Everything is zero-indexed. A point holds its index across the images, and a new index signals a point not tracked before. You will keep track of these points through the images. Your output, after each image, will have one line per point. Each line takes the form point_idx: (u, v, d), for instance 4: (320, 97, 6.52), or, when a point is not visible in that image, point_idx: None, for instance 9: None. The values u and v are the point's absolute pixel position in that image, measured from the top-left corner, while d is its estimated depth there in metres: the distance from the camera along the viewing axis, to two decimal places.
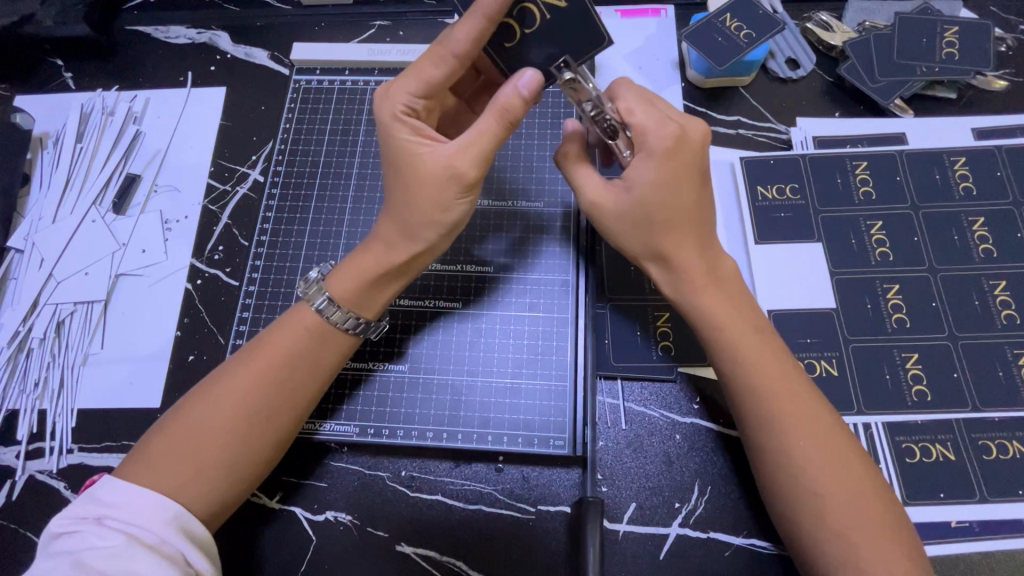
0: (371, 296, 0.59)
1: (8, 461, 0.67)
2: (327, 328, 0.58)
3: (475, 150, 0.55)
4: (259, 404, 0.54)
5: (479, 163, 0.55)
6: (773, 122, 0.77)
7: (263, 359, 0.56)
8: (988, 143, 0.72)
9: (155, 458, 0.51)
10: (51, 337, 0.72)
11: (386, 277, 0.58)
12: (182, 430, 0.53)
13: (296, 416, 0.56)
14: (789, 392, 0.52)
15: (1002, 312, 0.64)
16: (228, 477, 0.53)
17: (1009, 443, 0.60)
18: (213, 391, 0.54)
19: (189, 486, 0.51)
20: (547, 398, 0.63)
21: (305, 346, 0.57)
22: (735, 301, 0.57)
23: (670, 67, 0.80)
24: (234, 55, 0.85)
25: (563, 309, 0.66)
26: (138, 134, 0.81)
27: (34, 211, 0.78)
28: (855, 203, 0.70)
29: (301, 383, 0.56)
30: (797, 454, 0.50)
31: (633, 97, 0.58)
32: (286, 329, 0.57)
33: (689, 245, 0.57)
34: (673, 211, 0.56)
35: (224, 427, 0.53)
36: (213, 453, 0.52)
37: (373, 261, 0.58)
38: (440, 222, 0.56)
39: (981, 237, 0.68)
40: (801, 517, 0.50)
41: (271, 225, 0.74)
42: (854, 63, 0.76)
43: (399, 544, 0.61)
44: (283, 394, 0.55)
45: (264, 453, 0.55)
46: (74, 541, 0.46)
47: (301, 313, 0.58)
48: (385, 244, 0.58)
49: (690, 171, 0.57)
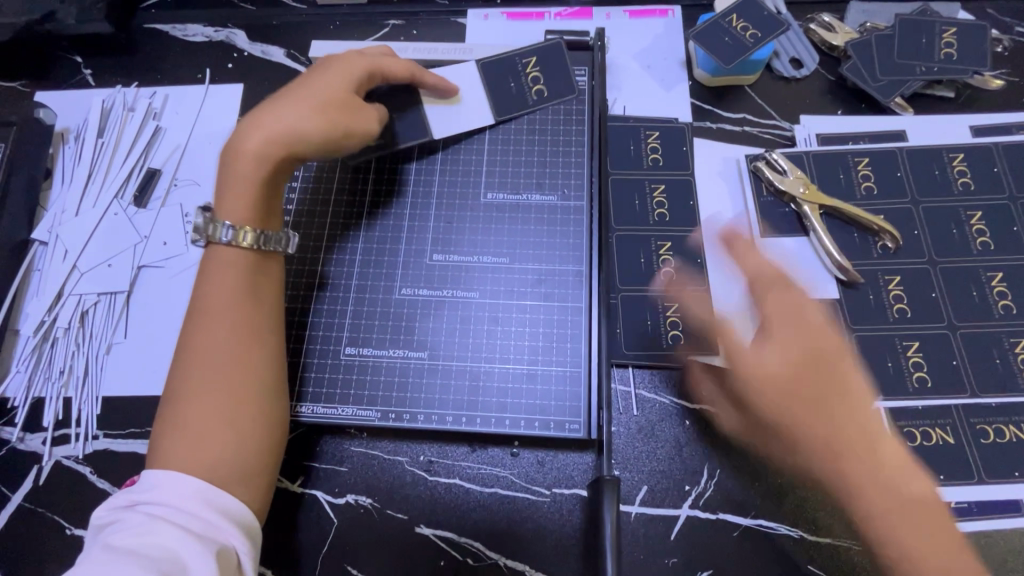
0: (249, 198, 0.62)
1: (35, 447, 0.69)
2: (242, 254, 0.61)
3: (335, 81, 0.65)
4: (223, 352, 0.57)
5: (336, 90, 0.64)
6: (777, 120, 0.79)
7: (213, 309, 0.59)
8: (985, 141, 0.74)
9: (171, 445, 0.53)
10: (75, 327, 0.74)
11: (255, 179, 0.62)
12: (175, 413, 0.55)
13: (271, 363, 0.60)
14: (893, 458, 0.57)
15: (999, 303, 0.67)
16: (239, 441, 0.55)
17: (1005, 428, 0.62)
18: (183, 360, 0.57)
19: (211, 458, 0.53)
20: (563, 384, 0.65)
21: (252, 288, 0.61)
22: (801, 360, 0.61)
23: (676, 66, 0.83)
24: (251, 53, 0.87)
25: (576, 298, 0.68)
26: (158, 129, 0.83)
27: (57, 204, 0.80)
28: (857, 198, 0.73)
29: (262, 327, 0.60)
30: (854, 480, 0.56)
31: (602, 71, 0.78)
32: (222, 274, 0.60)
33: (778, 342, 0.62)
34: (799, 322, 0.62)
35: (214, 389, 0.56)
36: (205, 414, 0.55)
37: (242, 160, 0.62)
38: (285, 130, 0.62)
39: (979, 230, 0.70)
40: (892, 540, 0.54)
41: (291, 218, 0.73)
42: (856, 63, 0.78)
43: (419, 526, 0.63)
44: (243, 333, 0.59)
45: (260, 405, 0.57)
46: (108, 527, 0.49)
47: (219, 252, 0.61)
48: (265, 148, 0.62)
49: (788, 290, 0.64)
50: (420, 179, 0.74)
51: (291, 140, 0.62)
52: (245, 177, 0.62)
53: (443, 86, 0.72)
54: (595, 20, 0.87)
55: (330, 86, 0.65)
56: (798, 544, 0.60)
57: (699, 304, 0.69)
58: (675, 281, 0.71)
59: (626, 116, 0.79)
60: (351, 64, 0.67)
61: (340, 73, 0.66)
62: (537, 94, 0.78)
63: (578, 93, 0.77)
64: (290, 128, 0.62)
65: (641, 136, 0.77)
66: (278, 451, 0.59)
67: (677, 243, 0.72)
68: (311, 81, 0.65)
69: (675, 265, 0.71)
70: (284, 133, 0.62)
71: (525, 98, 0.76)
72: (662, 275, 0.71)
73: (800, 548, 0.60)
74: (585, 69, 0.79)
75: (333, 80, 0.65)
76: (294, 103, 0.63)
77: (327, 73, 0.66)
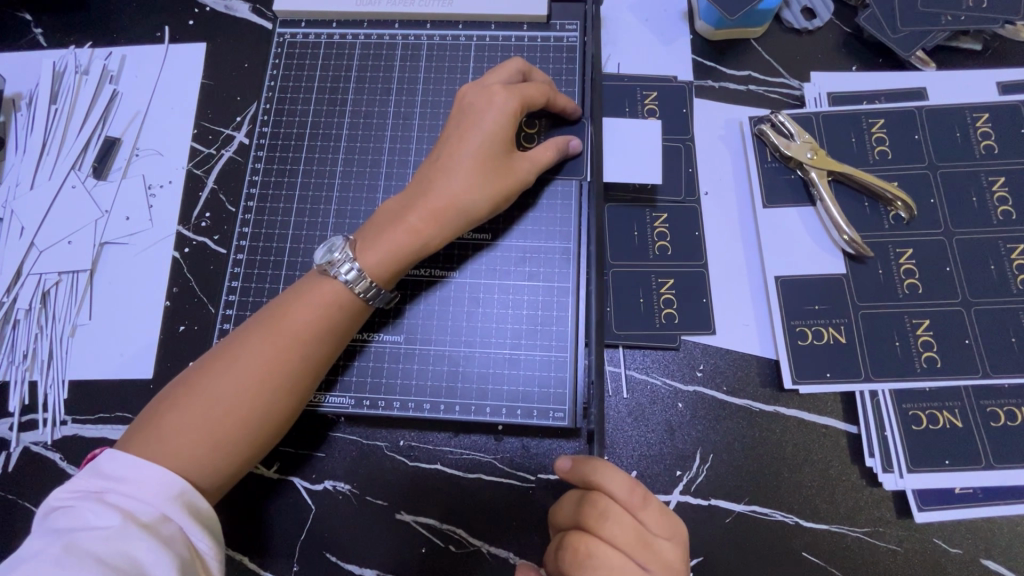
0: (394, 269, 0.57)
1: (2, 432, 0.66)
2: (349, 300, 0.56)
3: (506, 127, 0.59)
4: (278, 384, 0.53)
5: (505, 139, 0.60)
6: (784, 78, 0.72)
7: (286, 334, 0.54)
8: (1013, 98, 0.68)
9: (175, 429, 0.51)
10: (37, 308, 0.70)
11: (421, 254, 0.59)
12: (196, 403, 0.52)
13: (284, 418, 0.55)
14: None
15: (1018, 277, 0.62)
16: (208, 474, 0.51)
17: (1017, 410, 0.59)
18: (233, 359, 0.53)
19: (174, 460, 0.50)
20: (547, 369, 0.61)
21: (312, 345, 0.55)
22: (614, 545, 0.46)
23: (677, 18, 0.75)
24: (213, 8, 0.80)
25: (563, 278, 0.63)
26: (116, 95, 0.77)
27: (11, 176, 0.75)
28: (870, 162, 0.67)
29: (296, 383, 0.54)
30: None
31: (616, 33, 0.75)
32: (308, 302, 0.56)
33: (603, 518, 0.46)
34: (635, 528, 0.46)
35: (222, 410, 0.52)
36: (224, 428, 0.52)
37: (409, 231, 0.57)
38: (460, 200, 0.58)
39: (1000, 199, 0.65)
40: None
41: (258, 190, 0.69)
42: (874, 12, 0.71)
43: (399, 512, 0.61)
44: (303, 375, 0.55)
45: (241, 452, 0.53)
46: (69, 517, 0.45)
47: (325, 284, 0.57)
48: (401, 222, 0.58)
49: (614, 501, 0.47)
50: (395, 148, 0.69)
51: (462, 209, 0.58)
52: (417, 243, 0.57)
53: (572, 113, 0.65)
54: None
55: (491, 142, 0.59)
56: (795, 531, 0.58)
57: (696, 281, 0.65)
58: (670, 255, 0.66)
59: (621, 75, 0.73)
60: (502, 110, 0.59)
61: (497, 122, 0.59)
62: (524, 51, 0.71)
63: (569, 50, 0.70)
64: (466, 194, 0.58)
65: (638, 96, 0.71)
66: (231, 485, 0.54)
67: (673, 215, 0.67)
68: (466, 134, 0.60)
69: (671, 239, 0.66)
70: (461, 201, 0.58)
71: (645, 253, 0.66)
72: (656, 249, 0.66)
73: (796, 535, 0.58)
74: (577, 23, 0.71)
75: (489, 133, 0.59)
76: (456, 168, 0.59)
77: (477, 125, 0.60)
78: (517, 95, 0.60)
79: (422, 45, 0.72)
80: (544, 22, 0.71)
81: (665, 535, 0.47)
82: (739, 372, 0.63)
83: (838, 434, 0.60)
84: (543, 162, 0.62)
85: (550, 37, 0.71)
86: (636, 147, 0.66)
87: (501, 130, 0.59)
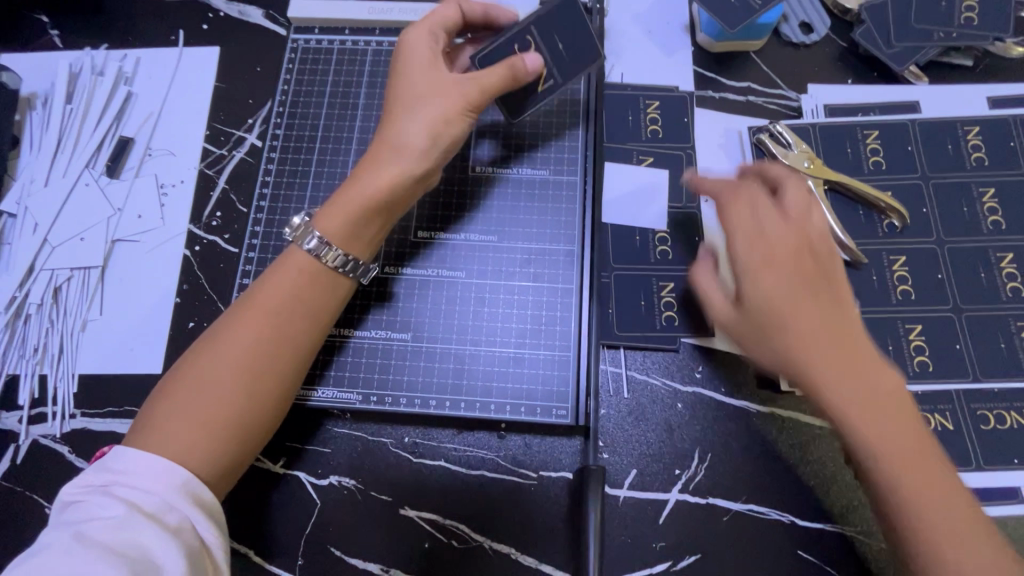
0: (348, 222, 0.58)
1: (11, 425, 0.67)
2: (319, 269, 0.58)
3: (425, 73, 0.60)
4: (257, 359, 0.54)
5: (430, 83, 0.60)
6: (783, 89, 0.74)
7: (261, 309, 0.56)
8: (1001, 112, 0.71)
9: (162, 415, 0.52)
10: (49, 303, 0.71)
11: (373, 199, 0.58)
12: (183, 389, 0.53)
13: (268, 397, 0.55)
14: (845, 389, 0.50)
15: (1007, 284, 0.64)
16: (199, 459, 0.51)
17: (1006, 414, 0.61)
18: (214, 343, 0.55)
19: (164, 447, 0.50)
20: (551, 368, 0.63)
21: (287, 318, 0.56)
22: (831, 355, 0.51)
23: (679, 31, 0.78)
24: (227, 13, 0.82)
25: (567, 280, 0.65)
26: (130, 95, 0.79)
27: (25, 174, 0.76)
28: (864, 172, 0.69)
29: (279, 358, 0.55)
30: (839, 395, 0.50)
31: (620, 43, 0.78)
32: (281, 279, 0.57)
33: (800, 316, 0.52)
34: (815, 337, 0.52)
35: (206, 391, 0.53)
36: (209, 408, 0.52)
37: (355, 189, 0.59)
38: (400, 149, 0.59)
39: (990, 209, 0.67)
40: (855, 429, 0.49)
41: (270, 190, 0.71)
42: (869, 28, 0.73)
43: (403, 508, 0.62)
44: (281, 349, 0.56)
45: (231, 435, 0.53)
46: (80, 511, 0.47)
47: (293, 256, 0.58)
48: (352, 179, 0.60)
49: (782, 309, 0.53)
50: None
51: (405, 155, 0.58)
52: (363, 193, 0.58)
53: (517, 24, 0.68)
54: None
55: (421, 92, 0.60)
56: (791, 529, 0.59)
57: None
58: (670, 259, 0.68)
59: (624, 84, 0.75)
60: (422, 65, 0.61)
61: (418, 75, 0.60)
62: None
63: None
64: (407, 143, 0.59)
65: (640, 105, 0.73)
66: (234, 477, 0.55)
67: (674, 221, 0.69)
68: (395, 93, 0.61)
69: (672, 244, 0.68)
70: (401, 147, 0.59)
71: (646, 257, 0.68)
72: (657, 253, 0.68)
73: (792, 534, 0.59)
74: None
75: (413, 85, 0.60)
76: (392, 124, 0.60)
77: (400, 81, 0.61)
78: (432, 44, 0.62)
79: None
80: None
81: (822, 322, 0.53)
82: (737, 374, 0.64)
83: (833, 435, 0.62)
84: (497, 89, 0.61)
85: None
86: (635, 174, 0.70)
87: (424, 76, 0.60)
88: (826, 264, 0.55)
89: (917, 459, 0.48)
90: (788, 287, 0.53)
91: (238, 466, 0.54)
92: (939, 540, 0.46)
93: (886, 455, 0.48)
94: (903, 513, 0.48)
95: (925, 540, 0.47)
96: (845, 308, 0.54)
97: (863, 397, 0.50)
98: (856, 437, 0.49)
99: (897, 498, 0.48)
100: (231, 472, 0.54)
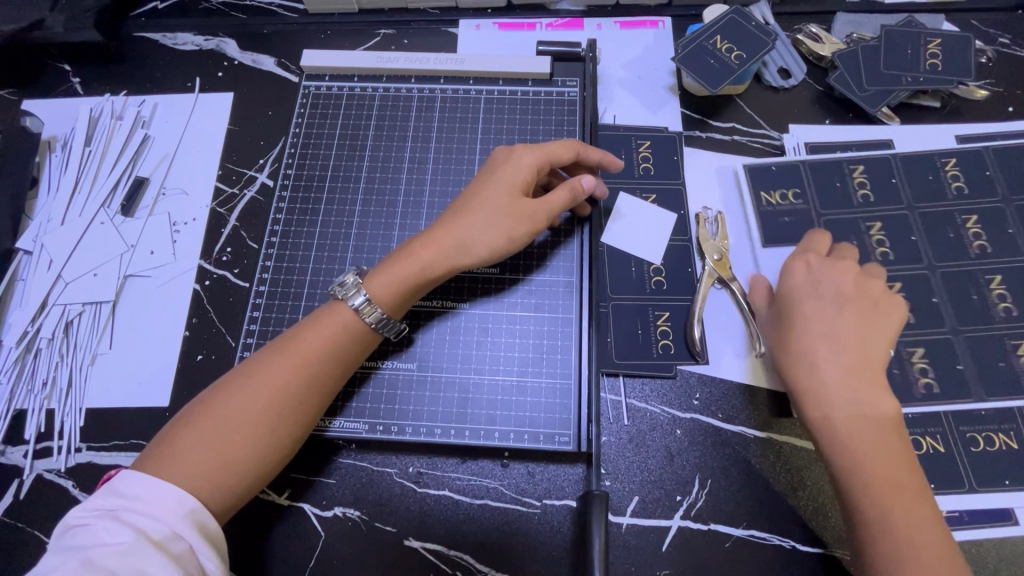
0: (398, 291, 0.61)
1: (16, 460, 0.68)
2: (359, 324, 0.60)
3: (511, 174, 0.64)
4: (290, 401, 0.56)
5: (510, 185, 0.63)
6: (765, 129, 0.79)
7: (299, 354, 0.58)
8: (965, 148, 0.75)
9: (185, 443, 0.53)
10: (59, 338, 0.73)
11: (423, 280, 0.61)
12: (210, 420, 0.54)
13: (290, 437, 0.57)
14: (868, 434, 0.56)
15: (999, 305, 0.67)
16: (215, 493, 0.52)
17: (995, 435, 0.63)
18: (247, 379, 0.56)
19: (184, 475, 0.52)
20: (553, 396, 0.64)
21: (319, 364, 0.58)
22: (859, 384, 0.58)
23: (666, 76, 0.83)
24: (241, 62, 0.87)
25: (567, 309, 0.68)
26: (146, 138, 0.83)
27: (42, 213, 0.79)
28: (856, 205, 0.73)
29: (306, 401, 0.57)
30: (852, 433, 0.57)
31: (611, 89, 0.83)
32: (319, 326, 0.59)
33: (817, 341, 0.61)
34: (863, 371, 0.59)
35: (233, 425, 0.54)
36: (236, 442, 0.54)
37: (413, 261, 0.61)
38: (462, 238, 0.61)
39: (975, 234, 0.71)
40: (858, 465, 0.55)
41: (281, 227, 0.74)
42: (842, 73, 0.79)
43: (407, 538, 0.62)
44: (312, 392, 0.57)
45: (248, 470, 0.54)
46: (86, 535, 0.47)
47: (339, 311, 0.60)
48: (412, 247, 0.62)
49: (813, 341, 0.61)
50: (410, 190, 0.75)
51: (466, 247, 0.61)
52: (417, 271, 0.61)
53: (611, 163, 0.69)
54: (586, 31, 0.86)
55: (500, 192, 0.63)
56: (791, 554, 0.60)
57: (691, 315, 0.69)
58: (665, 289, 0.70)
59: (617, 126, 0.79)
60: (515, 165, 0.64)
61: (506, 173, 0.64)
62: (529, 105, 0.78)
63: (570, 104, 0.78)
64: (470, 234, 0.62)
65: (633, 145, 0.78)
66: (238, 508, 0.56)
67: (667, 255, 0.72)
68: (480, 182, 0.65)
69: (666, 274, 0.71)
70: (464, 237, 0.61)
71: (642, 287, 0.71)
72: (653, 284, 0.71)
73: (791, 559, 0.60)
74: (577, 80, 0.79)
75: (497, 181, 0.64)
76: (465, 210, 0.63)
77: (489, 174, 0.65)
78: (539, 154, 0.65)
79: (436, 97, 0.79)
80: (547, 79, 0.79)
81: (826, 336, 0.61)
82: (733, 400, 0.66)
83: None
84: (556, 198, 0.63)
85: (551, 92, 0.79)
86: (630, 215, 0.74)
87: (514, 181, 0.63)
88: (876, 317, 0.62)
89: (904, 484, 0.54)
90: (835, 317, 0.61)
91: (245, 498, 0.55)
92: (923, 545, 0.52)
93: (863, 465, 0.55)
94: (887, 546, 0.52)
95: (913, 547, 0.52)
96: (812, 356, 0.60)
97: (862, 420, 0.57)
98: (851, 480, 0.55)
99: (871, 503, 0.54)
100: (237, 501, 0.55)
